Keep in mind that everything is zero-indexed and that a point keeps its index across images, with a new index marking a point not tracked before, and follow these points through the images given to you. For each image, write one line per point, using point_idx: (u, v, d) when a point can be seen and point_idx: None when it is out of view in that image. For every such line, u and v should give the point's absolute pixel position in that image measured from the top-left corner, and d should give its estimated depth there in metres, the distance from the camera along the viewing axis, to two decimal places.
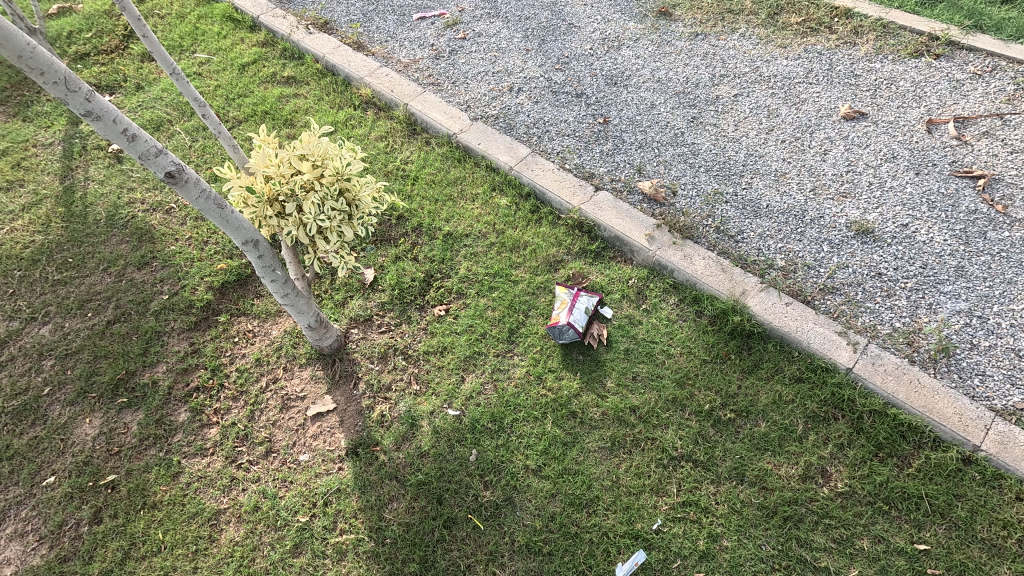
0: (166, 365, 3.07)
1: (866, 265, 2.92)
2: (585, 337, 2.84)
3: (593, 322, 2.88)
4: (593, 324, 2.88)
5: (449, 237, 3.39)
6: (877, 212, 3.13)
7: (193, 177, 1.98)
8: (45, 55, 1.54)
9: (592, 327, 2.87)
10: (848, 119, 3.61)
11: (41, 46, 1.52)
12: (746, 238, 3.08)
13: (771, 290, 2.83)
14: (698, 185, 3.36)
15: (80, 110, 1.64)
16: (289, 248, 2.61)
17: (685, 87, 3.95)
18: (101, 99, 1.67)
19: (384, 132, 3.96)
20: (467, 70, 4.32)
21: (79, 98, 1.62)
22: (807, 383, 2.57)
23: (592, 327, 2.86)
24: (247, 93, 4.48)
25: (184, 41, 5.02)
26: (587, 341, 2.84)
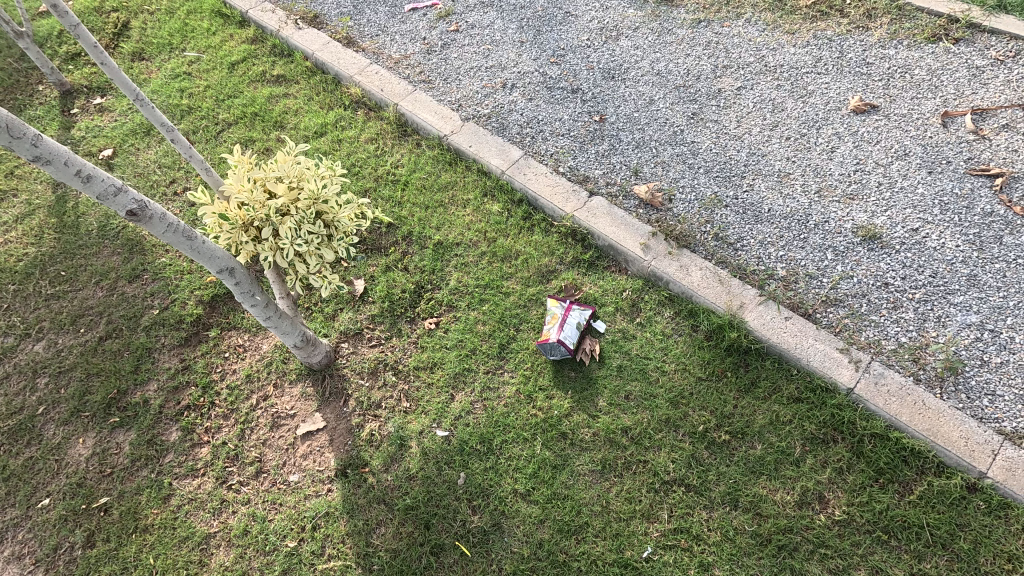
0: (158, 383, 3.06)
1: (872, 274, 2.78)
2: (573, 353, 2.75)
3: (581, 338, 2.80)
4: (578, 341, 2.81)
5: (440, 245, 3.31)
6: (886, 215, 2.98)
7: (158, 212, 1.92)
8: None
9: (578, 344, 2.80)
10: (858, 113, 3.42)
11: None
12: (746, 245, 2.95)
13: (771, 303, 2.71)
14: (697, 188, 3.22)
15: (28, 155, 1.58)
16: (273, 271, 2.55)
17: (685, 80, 3.77)
18: (49, 143, 1.60)
19: (375, 134, 3.87)
20: (459, 65, 4.17)
21: (24, 143, 1.55)
22: (806, 403, 2.47)
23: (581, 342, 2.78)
24: (237, 94, 4.41)
25: (174, 39, 4.93)
26: (579, 357, 2.77)
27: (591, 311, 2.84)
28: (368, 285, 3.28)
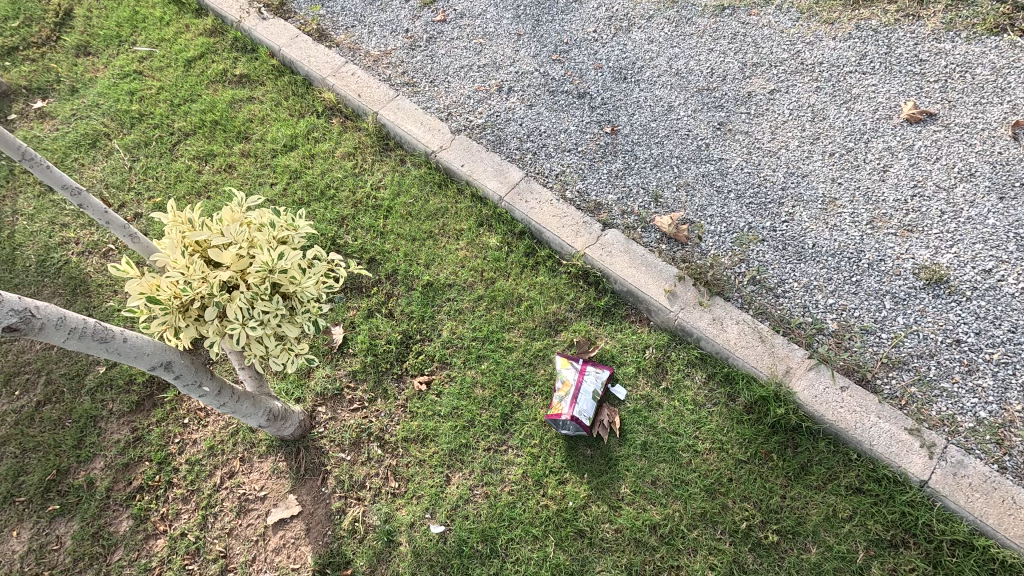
0: (105, 459, 2.63)
1: (940, 329, 2.36)
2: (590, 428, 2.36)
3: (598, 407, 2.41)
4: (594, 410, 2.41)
5: (430, 287, 2.86)
6: (952, 252, 2.53)
7: (54, 316, 1.47)
8: None
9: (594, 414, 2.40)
10: (913, 122, 2.92)
11: None
12: (789, 291, 2.51)
13: (823, 368, 2.28)
14: (728, 217, 2.75)
15: None
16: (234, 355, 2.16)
17: (709, 82, 3.25)
18: None
19: (352, 148, 3.37)
20: (447, 63, 3.63)
21: None
22: (869, 497, 2.08)
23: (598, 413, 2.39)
24: (195, 97, 3.86)
25: (122, 31, 4.33)
26: (596, 432, 2.37)
27: (608, 371, 2.44)
28: (347, 331, 2.86)
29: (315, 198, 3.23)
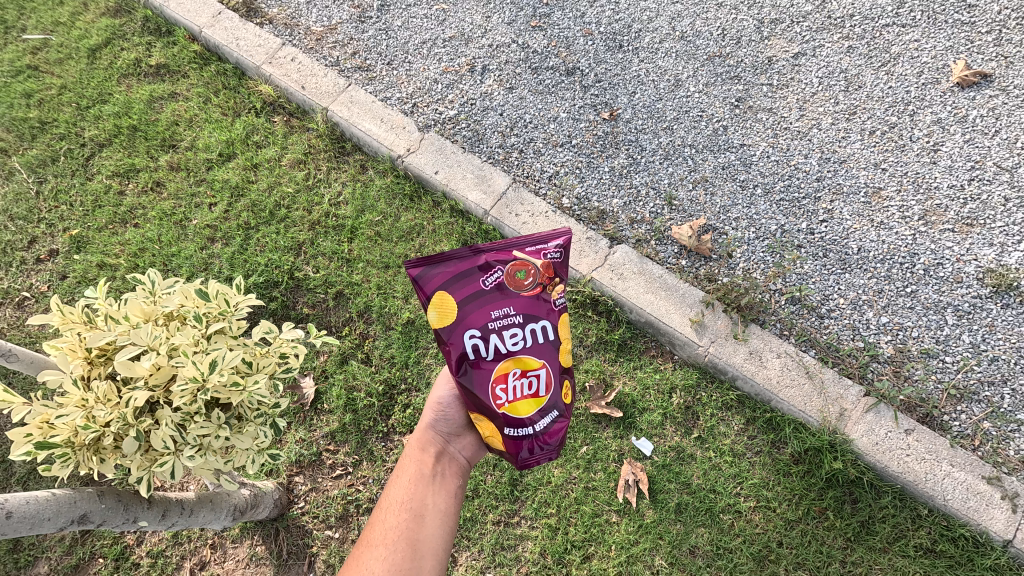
0: (49, 562, 2.25)
1: (1012, 348, 2.03)
2: (512, 450, 1.51)
3: (466, 342, 1.53)
4: (485, 364, 1.53)
5: (413, 325, 2.46)
6: (1020, 250, 2.17)
7: None
8: None
9: (474, 347, 1.53)
10: (963, 87, 2.49)
11: None
12: (835, 310, 2.14)
13: (883, 408, 1.94)
14: (757, 219, 2.33)
15: None
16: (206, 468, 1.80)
17: (720, 46, 2.74)
18: None
19: (303, 154, 2.84)
20: (407, 39, 3.04)
21: None
22: (943, 558, 1.80)
23: (462, 358, 1.53)
24: (107, 98, 3.23)
25: (7, 16, 3.57)
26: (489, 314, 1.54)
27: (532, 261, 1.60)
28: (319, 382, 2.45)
29: (264, 221, 2.73)
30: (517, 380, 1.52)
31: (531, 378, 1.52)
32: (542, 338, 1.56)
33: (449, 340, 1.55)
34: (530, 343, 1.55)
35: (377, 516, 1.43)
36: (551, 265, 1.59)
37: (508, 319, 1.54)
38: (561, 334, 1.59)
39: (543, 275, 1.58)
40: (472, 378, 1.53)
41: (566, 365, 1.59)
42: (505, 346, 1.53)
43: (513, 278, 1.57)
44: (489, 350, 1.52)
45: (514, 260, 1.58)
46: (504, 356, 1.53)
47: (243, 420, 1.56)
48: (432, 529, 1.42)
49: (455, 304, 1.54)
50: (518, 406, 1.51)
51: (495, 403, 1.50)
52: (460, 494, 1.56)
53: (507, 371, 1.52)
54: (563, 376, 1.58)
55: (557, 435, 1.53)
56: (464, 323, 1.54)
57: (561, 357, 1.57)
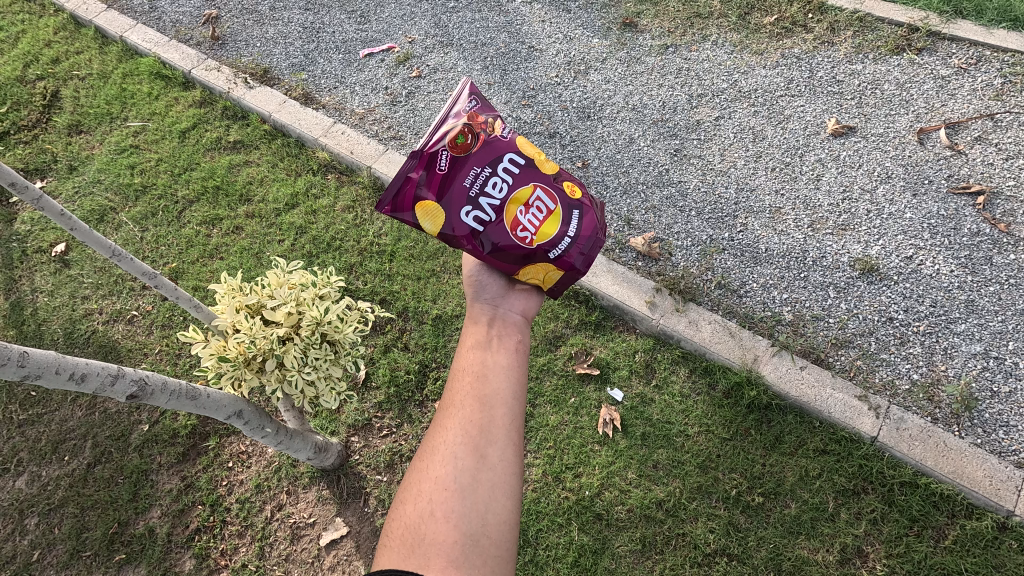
0: (161, 508, 2.88)
1: (876, 310, 2.82)
2: (567, 265, 1.86)
3: (469, 221, 1.79)
4: (495, 222, 1.79)
5: (441, 320, 3.24)
6: (880, 244, 3.01)
7: (160, 382, 1.79)
8: (34, 353, 1.46)
9: (477, 219, 1.79)
10: (836, 136, 3.43)
11: (30, 348, 1.44)
12: (750, 291, 2.95)
13: (784, 353, 2.72)
14: (692, 232, 3.19)
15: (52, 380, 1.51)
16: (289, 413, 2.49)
17: (662, 114, 3.72)
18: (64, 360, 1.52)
19: (352, 201, 3.73)
20: (429, 117, 4.04)
21: (31, 370, 1.45)
22: (832, 455, 2.50)
23: (476, 233, 1.79)
24: (194, 165, 4.12)
25: (112, 107, 4.51)
26: (470, 180, 1.81)
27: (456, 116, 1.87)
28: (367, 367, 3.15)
29: (323, 250, 3.56)
30: (526, 215, 1.82)
31: (534, 203, 1.83)
32: (514, 172, 1.85)
33: (456, 231, 1.80)
34: (512, 184, 1.83)
35: (448, 386, 1.51)
36: (471, 114, 1.86)
37: (482, 180, 1.81)
38: (525, 155, 1.89)
39: (471, 124, 1.84)
40: (494, 241, 1.80)
41: (546, 176, 1.90)
42: (496, 199, 1.80)
43: (458, 145, 1.81)
44: (489, 213, 1.80)
45: (447, 133, 1.81)
46: (502, 207, 1.81)
47: (340, 356, 2.31)
48: (497, 381, 1.47)
49: (436, 203, 1.78)
50: (545, 228, 1.83)
51: (527, 241, 1.81)
52: (523, 350, 1.60)
53: (515, 213, 1.81)
54: (553, 186, 1.89)
55: (587, 226, 1.89)
56: (454, 207, 1.79)
57: (537, 173, 1.88)
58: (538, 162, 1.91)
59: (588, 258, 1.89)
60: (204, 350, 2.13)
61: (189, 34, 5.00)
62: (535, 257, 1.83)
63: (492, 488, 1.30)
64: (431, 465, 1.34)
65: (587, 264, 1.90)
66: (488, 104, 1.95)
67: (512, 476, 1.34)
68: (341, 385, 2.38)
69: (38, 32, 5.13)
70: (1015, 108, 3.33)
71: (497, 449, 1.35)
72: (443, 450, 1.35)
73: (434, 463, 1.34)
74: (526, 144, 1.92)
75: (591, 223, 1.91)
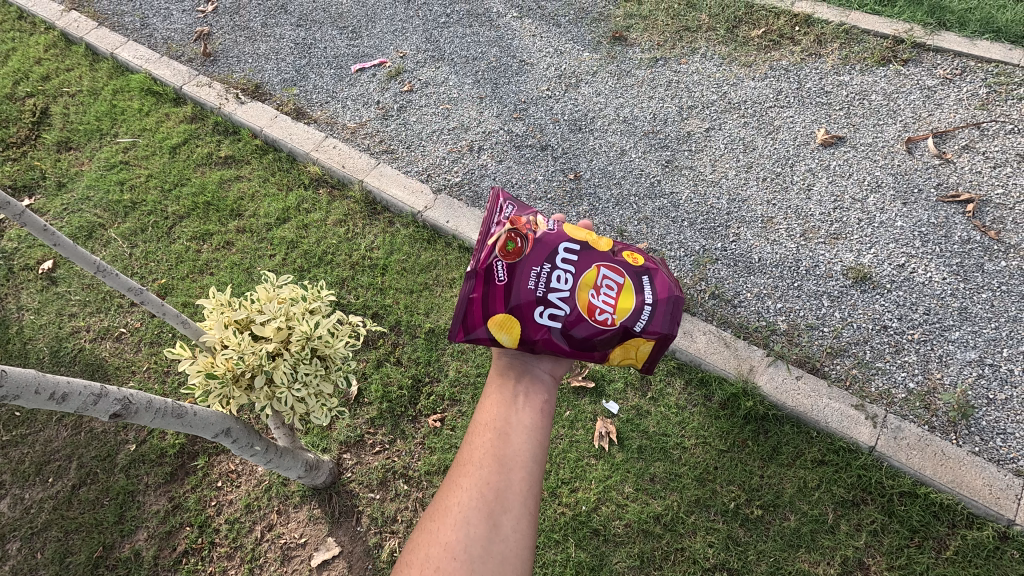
0: (148, 530, 2.81)
1: (870, 319, 2.81)
2: (656, 335, 1.64)
3: (544, 322, 1.59)
4: (571, 315, 1.60)
5: (434, 334, 3.21)
6: (872, 253, 3.02)
7: (145, 401, 1.75)
8: (14, 372, 1.42)
9: (552, 316, 1.59)
10: (826, 146, 3.45)
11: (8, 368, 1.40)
12: (744, 300, 2.95)
13: (779, 363, 2.70)
14: (685, 242, 3.19)
15: (31, 400, 1.47)
16: (278, 431, 2.44)
17: (653, 125, 3.74)
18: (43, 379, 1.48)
19: (343, 215, 3.70)
20: (420, 130, 4.04)
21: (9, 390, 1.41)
22: (831, 466, 2.47)
23: (556, 329, 1.59)
24: (184, 181, 4.09)
25: (102, 124, 4.50)
26: (535, 280, 1.63)
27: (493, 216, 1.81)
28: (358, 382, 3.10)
29: (315, 264, 3.53)
30: (598, 294, 1.63)
31: (603, 282, 1.65)
32: (574, 258, 1.68)
33: (535, 342, 1.60)
34: (575, 266, 1.66)
35: (466, 442, 1.41)
36: (512, 218, 1.76)
37: (546, 273, 1.63)
38: (576, 236, 1.74)
39: (518, 222, 1.72)
40: (576, 333, 1.60)
41: (605, 253, 1.73)
42: (566, 291, 1.62)
43: (507, 245, 1.65)
44: (563, 305, 1.60)
45: (497, 237, 1.67)
46: (574, 296, 1.62)
47: (331, 371, 2.28)
48: (520, 443, 1.36)
49: (506, 312, 1.61)
50: (622, 304, 1.63)
51: (608, 322, 1.61)
52: (549, 409, 1.49)
53: (588, 296, 1.62)
54: (615, 257, 1.73)
55: (666, 287, 1.68)
56: (525, 317, 1.59)
57: (596, 251, 1.71)
58: (591, 241, 1.76)
59: (675, 322, 1.66)
60: (191, 367, 2.09)
61: (180, 51, 5.01)
62: (621, 340, 1.62)
63: (502, 562, 1.20)
64: (440, 527, 1.25)
65: (675, 328, 1.66)
66: (522, 206, 1.89)
67: (525, 550, 1.24)
68: (332, 401, 2.34)
69: (28, 50, 5.12)
70: (1000, 117, 3.37)
71: (512, 518, 1.25)
72: (454, 512, 1.26)
73: (444, 526, 1.25)
74: (576, 230, 1.78)
75: (669, 283, 1.69)
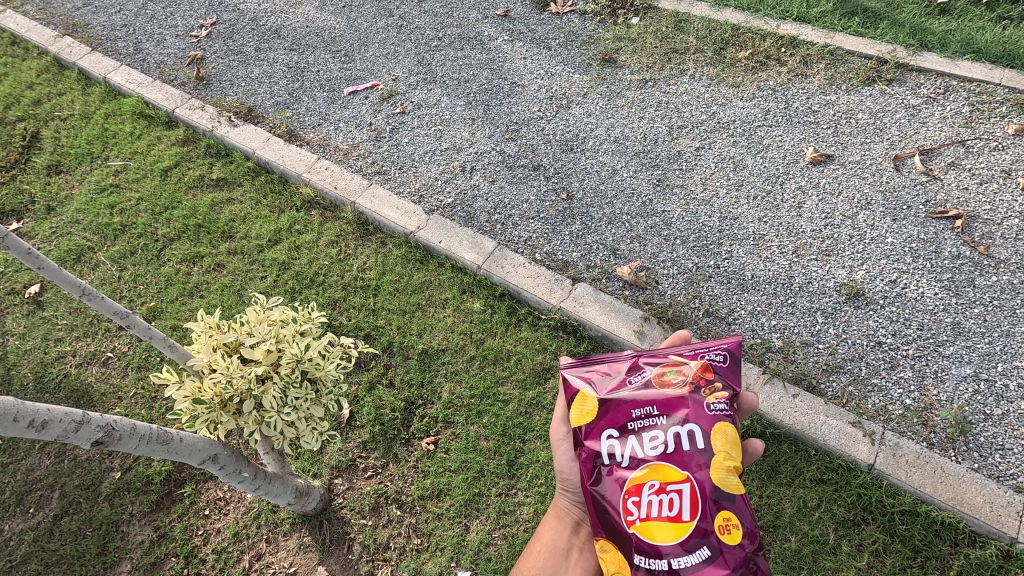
0: (132, 562, 2.72)
1: (864, 335, 2.81)
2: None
3: (603, 442, 1.64)
4: (621, 469, 1.59)
5: (427, 354, 3.16)
6: (864, 269, 3.03)
7: (128, 427, 1.71)
8: None
9: (610, 448, 1.62)
10: (815, 164, 3.49)
11: None
12: (738, 318, 2.94)
13: (776, 380, 2.68)
14: (678, 260, 3.20)
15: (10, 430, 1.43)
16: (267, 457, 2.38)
17: (644, 145, 3.77)
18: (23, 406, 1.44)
19: (335, 236, 3.69)
20: (413, 151, 4.05)
21: None
22: (830, 485, 2.44)
23: (601, 461, 1.62)
24: (175, 203, 4.07)
25: (93, 147, 4.48)
26: (630, 425, 1.64)
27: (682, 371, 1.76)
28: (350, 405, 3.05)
29: (306, 285, 3.50)
30: (654, 497, 1.52)
31: (674, 494, 1.51)
32: (683, 446, 1.58)
33: (590, 440, 1.68)
34: (670, 451, 1.58)
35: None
36: (704, 367, 1.72)
37: (649, 426, 1.62)
38: (712, 445, 1.58)
39: (696, 376, 1.70)
40: (606, 486, 1.59)
41: (712, 487, 1.52)
42: (642, 452, 1.59)
43: (661, 376, 1.72)
44: (626, 459, 1.59)
45: (654, 371, 1.74)
46: (642, 462, 1.58)
47: (322, 394, 2.24)
48: None
49: (599, 402, 1.72)
50: (656, 529, 1.48)
51: (629, 519, 1.52)
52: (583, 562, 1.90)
53: (643, 484, 1.54)
54: (712, 499, 1.51)
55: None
56: (608, 424, 1.67)
57: (707, 474, 1.54)
58: (720, 461, 1.56)
59: None
60: (177, 393, 2.04)
61: (173, 75, 5.03)
62: (623, 542, 1.51)
63: None
64: None
65: None
66: (736, 374, 1.75)
67: None
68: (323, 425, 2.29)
69: (20, 74, 5.12)
70: (984, 134, 3.43)
71: None
72: None
73: None
74: (726, 435, 1.61)
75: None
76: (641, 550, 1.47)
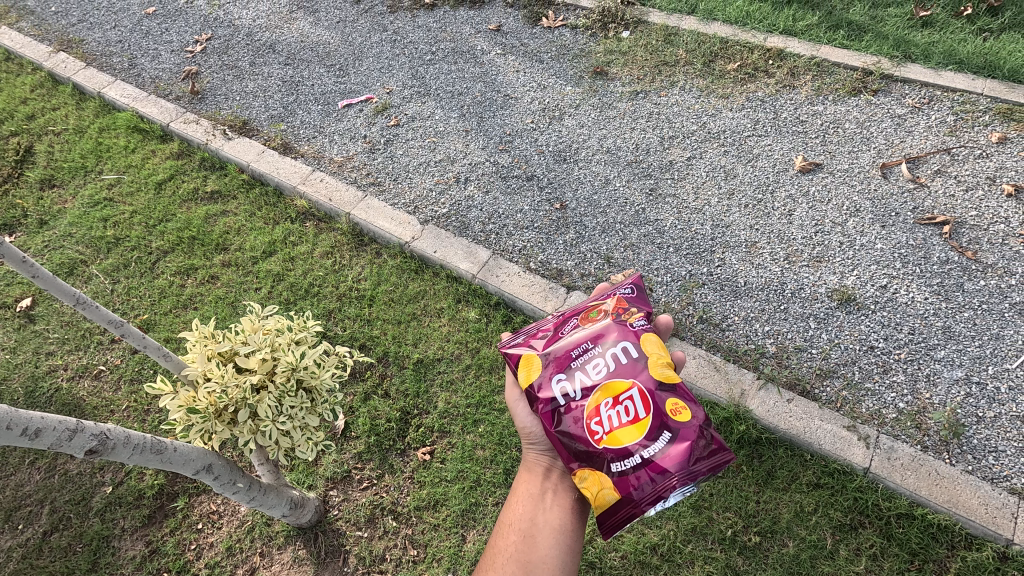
0: None
1: (857, 340, 2.84)
2: (625, 489, 1.49)
3: (554, 387, 1.66)
4: (575, 404, 1.61)
5: (422, 364, 3.16)
6: (854, 275, 3.06)
7: (122, 436, 1.69)
8: None
9: (563, 390, 1.64)
10: (804, 172, 3.55)
11: None
12: (732, 324, 2.96)
13: (770, 386, 2.69)
14: (671, 268, 3.22)
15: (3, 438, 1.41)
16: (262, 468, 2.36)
17: (636, 155, 3.82)
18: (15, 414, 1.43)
19: (330, 247, 3.69)
20: (407, 162, 4.08)
21: None
22: (826, 489, 2.45)
23: (555, 402, 1.64)
24: (169, 216, 4.07)
25: (87, 161, 4.49)
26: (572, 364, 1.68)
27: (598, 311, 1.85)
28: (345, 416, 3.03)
29: (301, 296, 3.49)
30: (610, 411, 1.58)
31: (627, 402, 1.58)
32: (623, 362, 1.65)
33: (541, 390, 1.69)
34: (613, 368, 1.64)
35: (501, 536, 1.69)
36: (621, 300, 1.84)
37: (589, 355, 1.68)
38: (644, 351, 1.68)
39: (614, 308, 1.80)
40: (565, 422, 1.61)
41: (654, 382, 1.61)
42: (589, 380, 1.63)
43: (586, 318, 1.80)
44: (577, 390, 1.63)
45: (579, 319, 1.81)
46: (591, 390, 1.62)
47: (317, 403, 2.23)
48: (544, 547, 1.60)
49: (539, 355, 1.73)
50: (620, 434, 1.54)
51: (595, 439, 1.55)
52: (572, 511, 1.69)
53: (599, 404, 1.59)
54: (659, 391, 1.60)
55: (671, 458, 1.50)
56: (553, 370, 1.70)
57: (647, 373, 1.63)
58: (655, 360, 1.66)
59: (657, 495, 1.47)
60: (170, 403, 2.02)
61: (168, 89, 5.06)
62: (596, 460, 1.55)
63: None
64: None
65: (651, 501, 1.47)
66: (645, 298, 1.89)
67: None
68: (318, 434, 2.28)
69: (15, 90, 5.14)
70: (968, 143, 3.49)
71: None
72: None
73: None
74: (653, 341, 1.72)
75: (677, 458, 1.50)
76: (613, 458, 1.52)
